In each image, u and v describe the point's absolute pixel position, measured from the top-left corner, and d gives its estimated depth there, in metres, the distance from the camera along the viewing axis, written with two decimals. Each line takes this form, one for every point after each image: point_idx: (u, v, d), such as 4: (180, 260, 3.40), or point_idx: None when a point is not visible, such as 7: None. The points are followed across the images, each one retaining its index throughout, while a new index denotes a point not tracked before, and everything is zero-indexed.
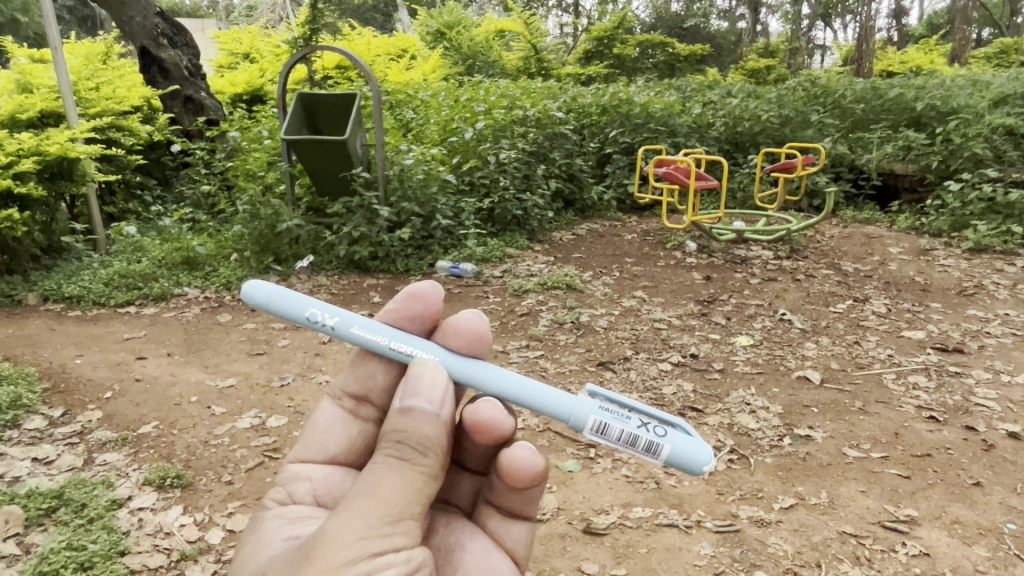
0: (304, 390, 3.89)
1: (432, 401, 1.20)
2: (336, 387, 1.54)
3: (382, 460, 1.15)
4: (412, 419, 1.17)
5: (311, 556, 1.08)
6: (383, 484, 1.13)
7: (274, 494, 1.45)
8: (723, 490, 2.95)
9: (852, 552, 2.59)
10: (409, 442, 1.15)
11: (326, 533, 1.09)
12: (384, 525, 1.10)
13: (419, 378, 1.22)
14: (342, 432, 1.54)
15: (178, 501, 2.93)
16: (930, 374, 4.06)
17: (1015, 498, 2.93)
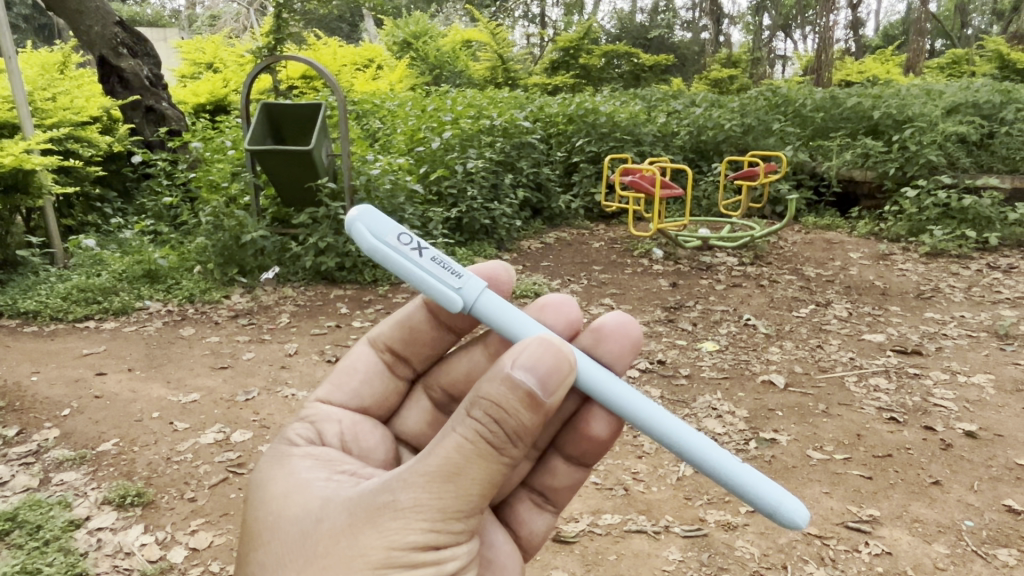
0: (269, 404, 3.83)
1: (541, 386, 1.17)
2: (381, 337, 1.72)
3: (474, 436, 1.14)
4: (515, 401, 1.15)
5: (378, 520, 1.13)
6: (466, 471, 1.14)
7: (298, 431, 1.51)
8: (691, 495, 2.98)
9: (817, 553, 2.63)
10: (500, 427, 1.15)
11: (400, 508, 1.13)
12: (454, 518, 1.16)
13: (537, 355, 1.18)
14: (378, 383, 1.71)
15: (138, 520, 2.86)
16: (890, 376, 4.15)
17: (972, 496, 3.00)
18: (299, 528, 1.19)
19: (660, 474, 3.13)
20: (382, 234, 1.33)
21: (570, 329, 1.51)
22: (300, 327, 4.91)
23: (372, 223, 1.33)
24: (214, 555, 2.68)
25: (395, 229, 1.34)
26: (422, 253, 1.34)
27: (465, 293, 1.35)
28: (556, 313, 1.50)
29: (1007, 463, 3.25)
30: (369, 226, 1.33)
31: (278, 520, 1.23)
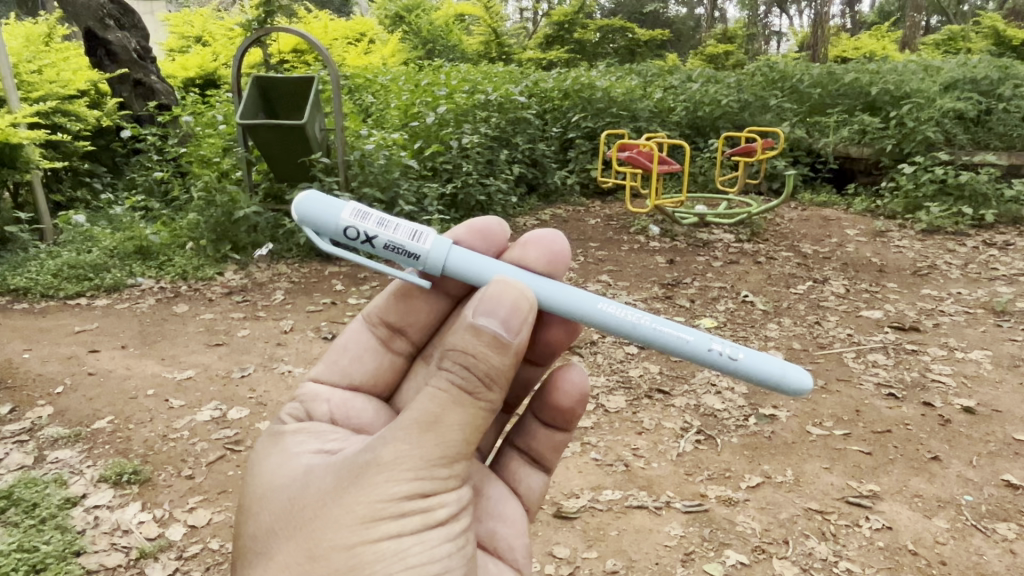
0: (266, 381, 3.80)
1: (506, 327, 1.18)
2: (374, 312, 1.68)
3: (447, 387, 1.15)
4: (483, 346, 1.16)
5: (363, 477, 1.12)
6: (444, 418, 1.14)
7: (290, 411, 1.53)
8: (691, 471, 2.97)
9: (818, 528, 2.63)
10: (473, 371, 1.15)
11: (382, 461, 1.12)
12: (440, 466, 1.15)
13: (497, 297, 1.19)
14: (370, 359, 1.67)
15: (136, 497, 2.83)
16: (888, 352, 4.15)
17: (971, 471, 3.01)
18: (285, 499, 1.17)
19: (660, 449, 3.12)
20: (327, 229, 1.35)
21: (555, 262, 1.47)
22: (294, 304, 4.85)
23: (315, 220, 1.35)
24: (213, 532, 2.65)
25: (338, 225, 1.34)
26: (372, 243, 1.34)
27: (428, 265, 1.37)
28: (537, 249, 1.45)
29: (1005, 439, 3.26)
30: (315, 227, 1.36)
31: (263, 492, 1.22)
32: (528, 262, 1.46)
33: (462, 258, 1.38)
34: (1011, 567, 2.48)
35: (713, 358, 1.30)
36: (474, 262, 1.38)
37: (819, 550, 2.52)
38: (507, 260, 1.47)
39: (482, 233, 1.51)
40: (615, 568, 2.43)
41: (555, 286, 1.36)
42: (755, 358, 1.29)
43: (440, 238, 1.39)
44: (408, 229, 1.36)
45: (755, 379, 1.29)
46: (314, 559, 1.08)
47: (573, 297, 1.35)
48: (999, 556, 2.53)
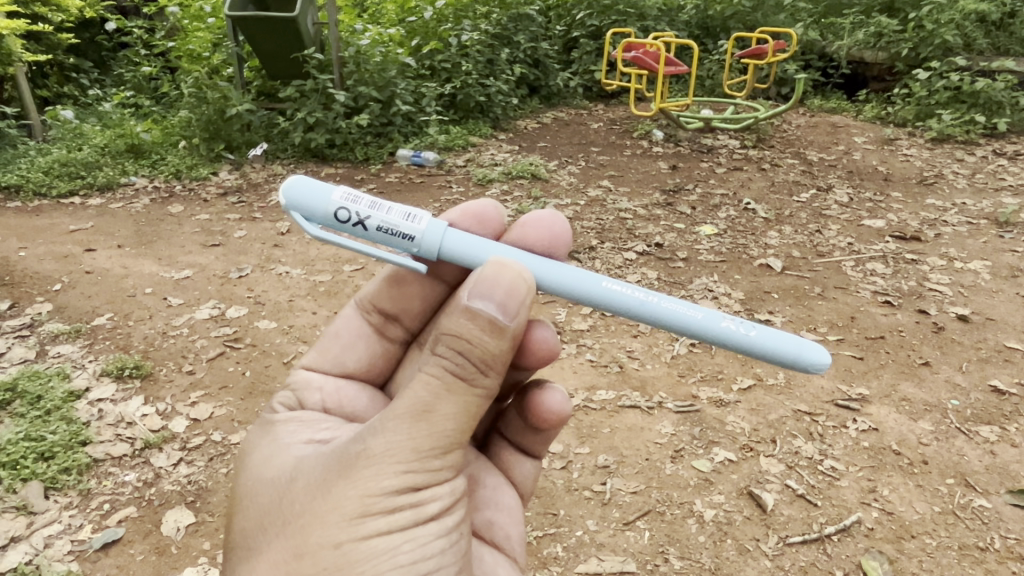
0: (264, 281, 3.80)
1: (501, 309, 1.10)
2: (366, 298, 1.62)
3: (439, 374, 1.08)
4: (479, 330, 1.08)
5: (352, 470, 1.07)
6: (436, 408, 1.08)
7: (284, 398, 1.49)
8: (684, 372, 3.01)
9: (806, 428, 2.69)
10: (467, 357, 1.08)
11: (371, 455, 1.07)
12: (432, 459, 1.09)
13: (493, 279, 1.11)
14: (363, 346, 1.62)
15: (138, 391, 2.88)
16: (887, 261, 4.13)
17: (960, 377, 3.06)
18: (275, 494, 1.14)
19: (655, 352, 3.15)
20: (317, 214, 1.26)
21: (556, 244, 1.40)
22: None
23: (305, 206, 1.27)
24: (216, 425, 2.69)
25: (328, 207, 1.25)
26: (364, 227, 1.26)
27: (422, 248, 1.29)
28: (539, 229, 1.38)
29: (996, 347, 3.29)
30: (305, 212, 1.27)
31: (255, 484, 1.19)
32: (529, 242, 1.38)
33: (458, 242, 1.29)
34: (990, 467, 2.54)
35: (724, 335, 1.19)
36: (471, 244, 1.29)
37: (806, 449, 2.57)
38: (506, 241, 1.40)
39: (479, 218, 1.45)
40: (606, 463, 2.49)
41: (548, 266, 1.26)
42: (771, 335, 1.18)
43: (436, 220, 1.30)
44: (403, 210, 1.28)
45: (769, 354, 1.18)
46: (303, 556, 1.04)
47: (570, 278, 1.25)
48: (979, 457, 2.59)
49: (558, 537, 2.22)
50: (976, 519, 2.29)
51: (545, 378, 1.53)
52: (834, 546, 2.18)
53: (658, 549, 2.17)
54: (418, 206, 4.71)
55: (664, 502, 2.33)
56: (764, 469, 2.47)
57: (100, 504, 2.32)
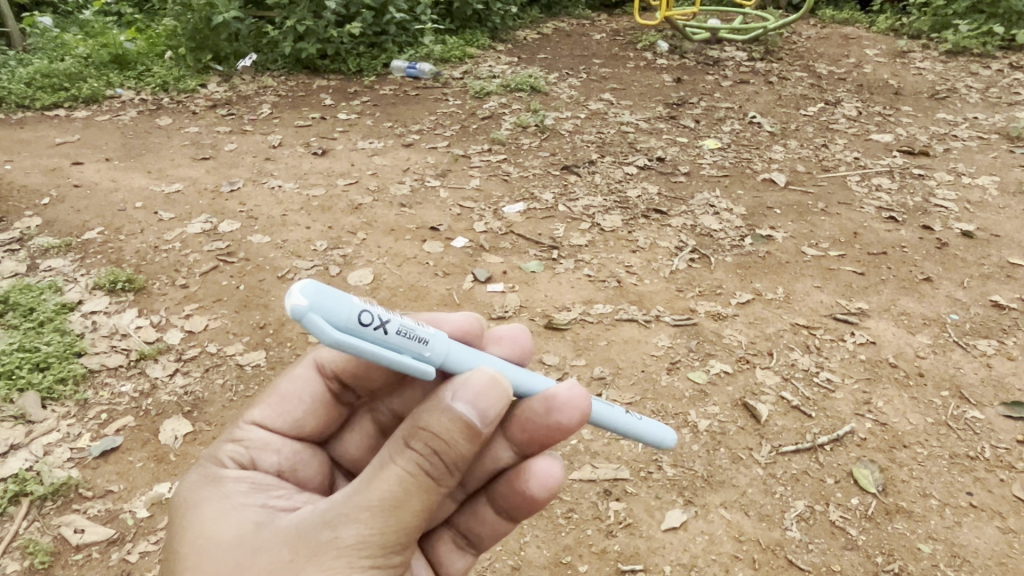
0: (256, 195, 3.71)
1: (481, 417, 1.05)
2: (327, 361, 1.42)
3: (413, 472, 1.02)
4: (458, 435, 1.04)
5: (317, 558, 0.99)
6: (406, 505, 1.02)
7: (229, 452, 1.32)
8: (683, 287, 2.98)
9: (804, 342, 2.68)
10: (442, 459, 1.03)
11: (337, 548, 0.99)
12: (395, 555, 1.04)
13: (478, 388, 1.06)
14: (319, 411, 1.45)
15: (132, 304, 2.85)
16: (893, 176, 4.04)
17: (961, 292, 3.03)
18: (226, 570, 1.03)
19: (653, 267, 3.11)
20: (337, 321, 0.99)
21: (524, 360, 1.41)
22: (282, 118, 4.64)
23: (327, 305, 0.98)
24: (211, 338, 2.67)
25: (353, 312, 1.00)
26: (385, 330, 1.05)
27: (430, 357, 1.13)
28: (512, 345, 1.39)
29: (999, 263, 3.25)
30: (324, 314, 0.98)
31: (202, 547, 1.08)
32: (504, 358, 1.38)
33: (454, 358, 1.17)
34: (985, 380, 2.53)
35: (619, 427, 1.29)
36: (463, 356, 1.18)
37: (802, 362, 2.57)
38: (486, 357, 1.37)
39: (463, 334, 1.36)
40: (602, 375, 2.49)
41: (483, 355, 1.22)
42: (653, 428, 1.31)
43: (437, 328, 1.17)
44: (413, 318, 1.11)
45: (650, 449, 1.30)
46: None
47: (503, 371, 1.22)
48: (974, 370, 2.59)
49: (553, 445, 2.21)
50: (968, 430, 2.30)
51: (528, 492, 1.34)
52: (826, 454, 2.17)
53: (652, 456, 2.16)
54: (414, 119, 4.57)
55: (659, 412, 2.33)
56: (760, 381, 2.46)
57: (97, 414, 2.33)
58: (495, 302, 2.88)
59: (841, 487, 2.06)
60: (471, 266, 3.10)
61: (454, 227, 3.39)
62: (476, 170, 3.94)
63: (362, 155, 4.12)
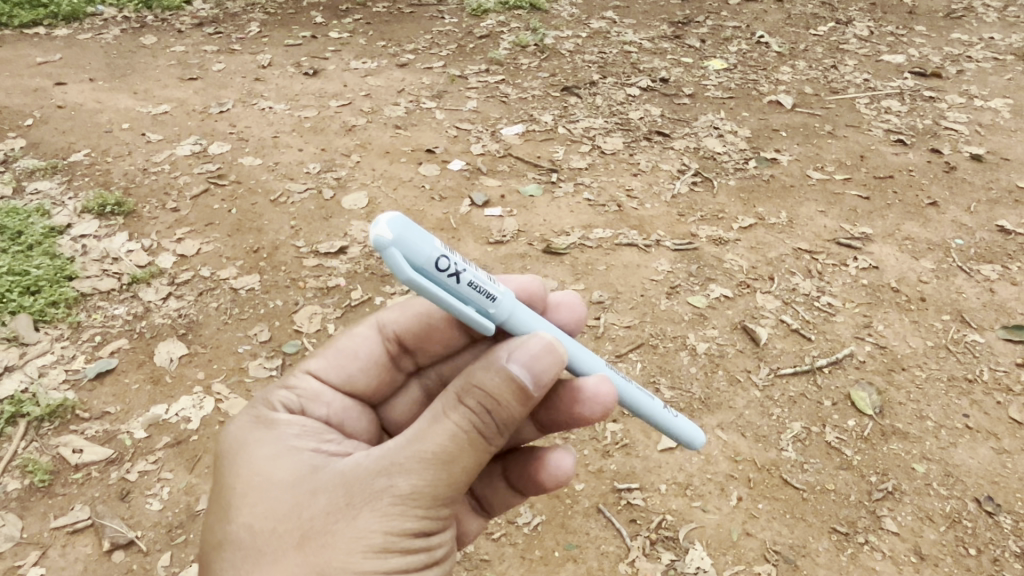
0: (246, 117, 3.59)
1: (536, 380, 1.02)
2: (389, 323, 1.37)
3: (465, 427, 1.00)
4: (511, 395, 1.01)
5: (372, 505, 0.98)
6: (457, 460, 1.00)
7: (281, 398, 1.28)
8: (684, 212, 2.92)
9: (805, 267, 2.64)
10: (495, 417, 1.01)
11: (391, 496, 0.98)
12: (444, 506, 1.02)
13: (534, 350, 1.03)
14: (374, 370, 1.38)
15: (122, 228, 2.79)
16: (903, 99, 3.91)
17: (967, 217, 2.97)
18: (284, 508, 1.02)
19: (655, 191, 3.04)
20: (416, 260, 0.98)
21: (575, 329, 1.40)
22: (271, 37, 4.46)
23: (408, 241, 0.96)
24: (204, 262, 2.62)
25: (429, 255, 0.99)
26: (457, 279, 1.03)
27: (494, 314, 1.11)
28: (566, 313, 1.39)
29: (1008, 187, 3.18)
30: (405, 250, 0.96)
31: (258, 483, 1.06)
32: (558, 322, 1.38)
33: (520, 319, 1.15)
34: (988, 305, 2.51)
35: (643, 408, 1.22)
36: (527, 319, 1.16)
37: (803, 287, 2.53)
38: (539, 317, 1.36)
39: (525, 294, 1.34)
40: (601, 299, 2.46)
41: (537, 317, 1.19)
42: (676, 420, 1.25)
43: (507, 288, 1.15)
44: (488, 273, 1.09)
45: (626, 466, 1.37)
46: None
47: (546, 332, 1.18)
48: (977, 295, 2.56)
49: None
50: (967, 354, 2.28)
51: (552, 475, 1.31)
52: (825, 377, 2.16)
53: (650, 380, 2.16)
54: (408, 38, 4.39)
55: (658, 336, 2.31)
56: (760, 305, 2.44)
57: (91, 337, 2.31)
58: (493, 227, 2.82)
59: (838, 409, 2.05)
60: (468, 189, 3.02)
61: (451, 149, 3.30)
62: (473, 91, 3.80)
63: (355, 76, 3.97)
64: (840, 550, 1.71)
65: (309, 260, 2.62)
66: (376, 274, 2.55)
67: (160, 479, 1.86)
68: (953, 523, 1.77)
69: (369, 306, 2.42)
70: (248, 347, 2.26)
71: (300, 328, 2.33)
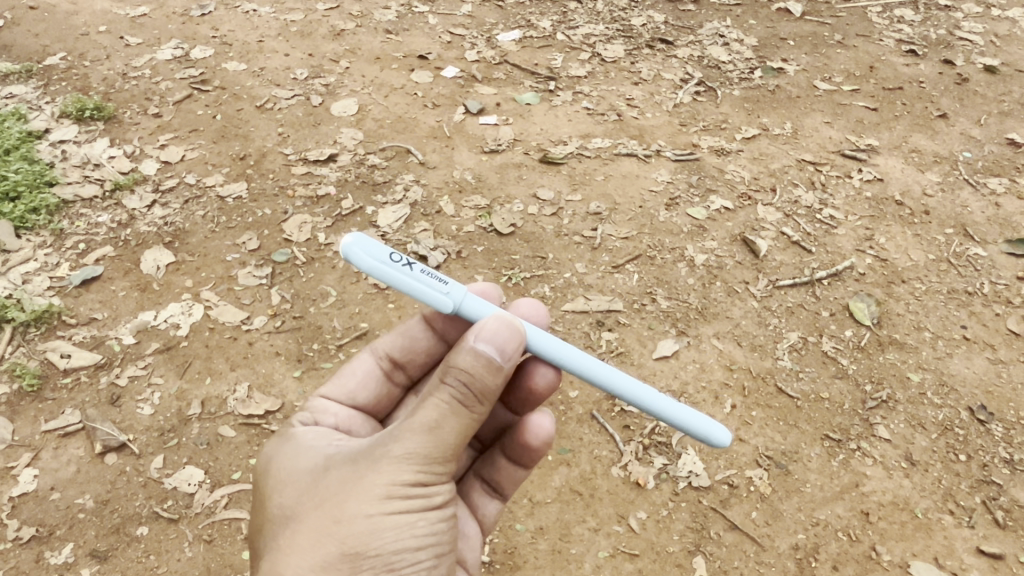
0: (229, 20, 3.41)
1: (501, 352, 0.99)
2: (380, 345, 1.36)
3: (444, 399, 0.96)
4: (482, 368, 0.98)
5: (370, 472, 0.96)
6: (443, 426, 0.96)
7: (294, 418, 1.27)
8: (686, 122, 2.82)
9: (808, 179, 2.57)
10: (472, 388, 0.97)
11: (385, 462, 0.95)
12: (443, 467, 0.98)
13: (488, 330, 1.00)
14: (375, 392, 1.35)
15: (103, 135, 2.68)
16: (918, 7, 3.72)
17: (976, 130, 2.88)
18: (299, 492, 1.01)
19: (656, 101, 2.92)
20: (374, 253, 1.07)
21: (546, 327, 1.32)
22: None
23: (362, 243, 1.07)
24: (189, 169, 2.53)
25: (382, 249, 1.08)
26: (411, 269, 1.10)
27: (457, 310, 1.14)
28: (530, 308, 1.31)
29: (1020, 100, 3.07)
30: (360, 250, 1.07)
31: (277, 478, 1.06)
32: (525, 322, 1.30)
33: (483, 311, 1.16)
34: (992, 219, 2.45)
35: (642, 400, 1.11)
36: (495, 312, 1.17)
37: (805, 199, 2.47)
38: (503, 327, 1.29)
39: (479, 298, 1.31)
40: (598, 210, 2.39)
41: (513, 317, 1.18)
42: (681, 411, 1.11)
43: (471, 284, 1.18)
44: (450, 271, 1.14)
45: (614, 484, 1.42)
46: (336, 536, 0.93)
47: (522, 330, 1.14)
48: (982, 209, 2.50)
49: (546, 279, 2.15)
50: (968, 268, 2.25)
51: (530, 440, 1.26)
52: (823, 289, 2.13)
53: (647, 290, 2.11)
54: None
55: (655, 247, 2.26)
56: (760, 217, 2.38)
57: (75, 244, 2.25)
58: (487, 135, 2.71)
59: (836, 321, 2.03)
60: (462, 97, 2.90)
61: (445, 55, 3.16)
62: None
63: None
64: (831, 456, 1.71)
65: (297, 168, 2.53)
66: (367, 182, 2.47)
67: (151, 384, 1.84)
68: (944, 431, 1.77)
69: (360, 216, 2.35)
70: (237, 256, 2.21)
71: (289, 237, 2.26)
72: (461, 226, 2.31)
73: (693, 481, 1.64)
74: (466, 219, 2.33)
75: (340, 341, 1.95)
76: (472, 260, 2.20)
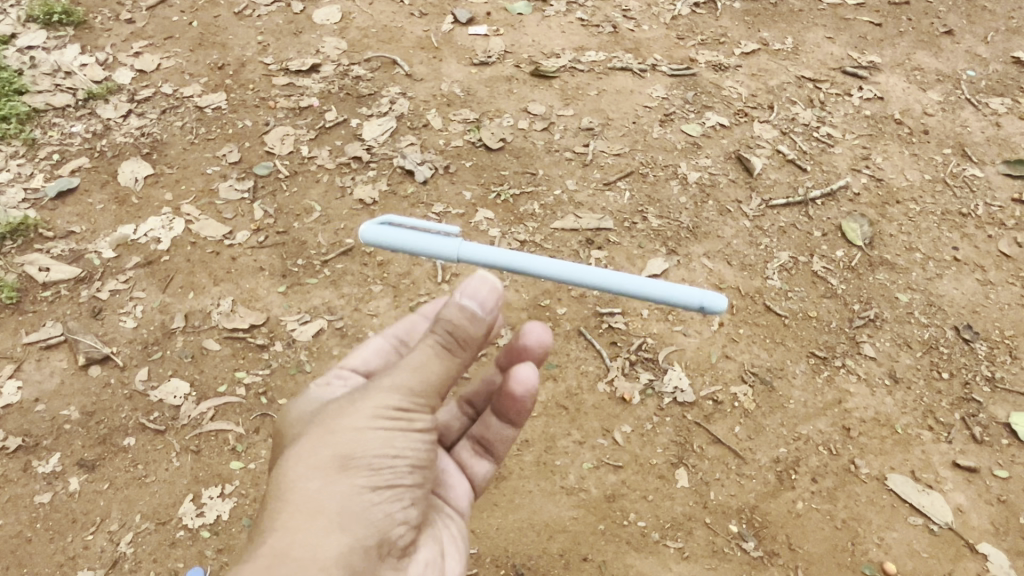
0: None
1: (483, 305, 0.94)
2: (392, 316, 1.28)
3: (430, 343, 0.94)
4: (465, 320, 0.93)
5: (354, 403, 0.94)
6: (426, 365, 0.93)
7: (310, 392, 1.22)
8: (684, 35, 2.70)
9: (807, 96, 2.49)
10: (456, 334, 0.93)
11: (367, 397, 0.93)
12: (426, 409, 0.95)
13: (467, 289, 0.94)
14: None
15: (73, 41, 2.55)
16: None
17: (982, 48, 2.78)
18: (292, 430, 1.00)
19: (653, 13, 2.80)
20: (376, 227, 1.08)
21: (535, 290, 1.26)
22: None
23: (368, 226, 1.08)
24: (165, 78, 2.43)
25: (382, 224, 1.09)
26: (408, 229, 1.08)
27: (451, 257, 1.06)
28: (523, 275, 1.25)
29: None
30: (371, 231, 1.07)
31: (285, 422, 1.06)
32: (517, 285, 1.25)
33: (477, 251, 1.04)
34: (991, 140, 2.40)
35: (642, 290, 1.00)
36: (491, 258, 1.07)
37: (803, 117, 2.40)
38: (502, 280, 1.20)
39: None
40: (590, 126, 2.31)
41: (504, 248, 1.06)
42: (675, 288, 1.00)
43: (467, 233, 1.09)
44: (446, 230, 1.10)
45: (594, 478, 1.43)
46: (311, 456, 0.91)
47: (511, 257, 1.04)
48: (982, 129, 2.44)
49: (536, 195, 2.10)
50: (964, 188, 2.21)
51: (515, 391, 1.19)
52: (816, 209, 2.10)
53: (638, 209, 2.07)
54: None
55: (648, 165, 2.20)
56: (756, 135, 2.32)
57: (49, 155, 2.17)
58: (477, 46, 2.59)
59: (828, 241, 2.01)
60: (450, 5, 2.76)
61: None
62: None
63: None
64: (816, 373, 1.72)
65: (278, 78, 2.43)
66: (351, 95, 2.38)
67: (133, 298, 1.81)
68: (928, 350, 1.78)
69: (344, 129, 2.27)
70: (218, 169, 2.14)
71: (271, 150, 2.19)
72: (449, 140, 2.23)
73: (679, 397, 1.65)
74: (453, 133, 2.26)
75: (325, 257, 1.91)
76: (460, 175, 2.14)
